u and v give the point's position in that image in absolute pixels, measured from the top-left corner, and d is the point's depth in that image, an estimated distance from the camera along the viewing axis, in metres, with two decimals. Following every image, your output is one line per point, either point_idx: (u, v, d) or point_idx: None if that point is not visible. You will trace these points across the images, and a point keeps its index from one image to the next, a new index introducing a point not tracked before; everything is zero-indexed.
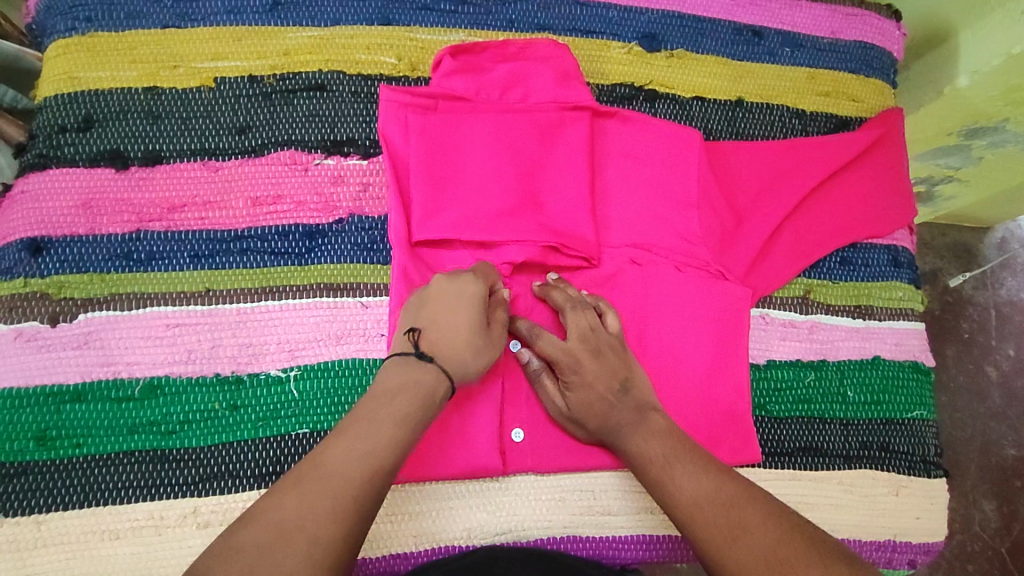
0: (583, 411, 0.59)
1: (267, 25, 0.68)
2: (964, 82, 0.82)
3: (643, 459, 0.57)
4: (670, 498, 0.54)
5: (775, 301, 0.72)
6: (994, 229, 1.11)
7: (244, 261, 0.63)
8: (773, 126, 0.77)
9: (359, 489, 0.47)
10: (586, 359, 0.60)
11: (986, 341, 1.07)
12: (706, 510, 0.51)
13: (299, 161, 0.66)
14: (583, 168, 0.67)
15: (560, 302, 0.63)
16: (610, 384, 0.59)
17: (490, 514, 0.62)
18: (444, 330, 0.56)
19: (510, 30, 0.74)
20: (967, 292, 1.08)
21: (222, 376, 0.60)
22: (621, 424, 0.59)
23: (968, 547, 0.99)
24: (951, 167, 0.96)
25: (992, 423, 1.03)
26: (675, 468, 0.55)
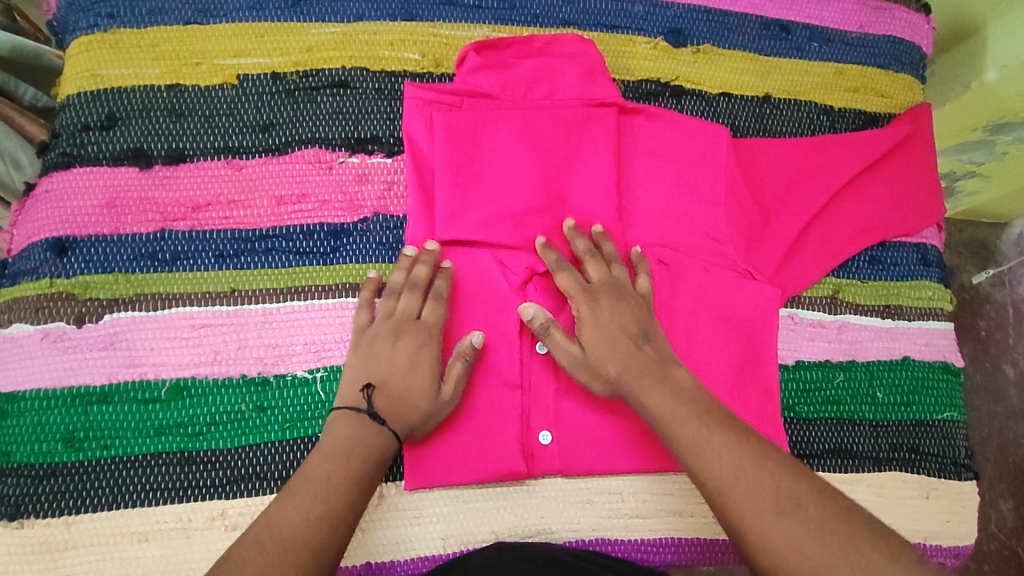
0: (603, 355, 0.59)
1: (289, 21, 0.68)
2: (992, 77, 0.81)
3: (669, 414, 0.55)
4: (701, 467, 0.53)
5: (803, 301, 0.71)
6: (1012, 225, 1.09)
7: (269, 260, 0.62)
8: (801, 123, 0.75)
9: (322, 546, 0.50)
10: (605, 301, 0.61)
11: (1004, 339, 1.06)
12: (745, 483, 0.51)
13: (323, 159, 0.65)
14: (611, 165, 0.66)
15: (582, 252, 0.63)
16: (629, 329, 0.60)
17: (517, 517, 0.61)
18: (398, 386, 0.57)
19: (535, 25, 0.73)
20: (985, 290, 1.07)
21: (248, 378, 0.60)
22: (643, 369, 0.58)
23: (985, 548, 0.99)
24: (974, 163, 0.95)
25: (1010, 423, 1.02)
26: (710, 436, 0.54)
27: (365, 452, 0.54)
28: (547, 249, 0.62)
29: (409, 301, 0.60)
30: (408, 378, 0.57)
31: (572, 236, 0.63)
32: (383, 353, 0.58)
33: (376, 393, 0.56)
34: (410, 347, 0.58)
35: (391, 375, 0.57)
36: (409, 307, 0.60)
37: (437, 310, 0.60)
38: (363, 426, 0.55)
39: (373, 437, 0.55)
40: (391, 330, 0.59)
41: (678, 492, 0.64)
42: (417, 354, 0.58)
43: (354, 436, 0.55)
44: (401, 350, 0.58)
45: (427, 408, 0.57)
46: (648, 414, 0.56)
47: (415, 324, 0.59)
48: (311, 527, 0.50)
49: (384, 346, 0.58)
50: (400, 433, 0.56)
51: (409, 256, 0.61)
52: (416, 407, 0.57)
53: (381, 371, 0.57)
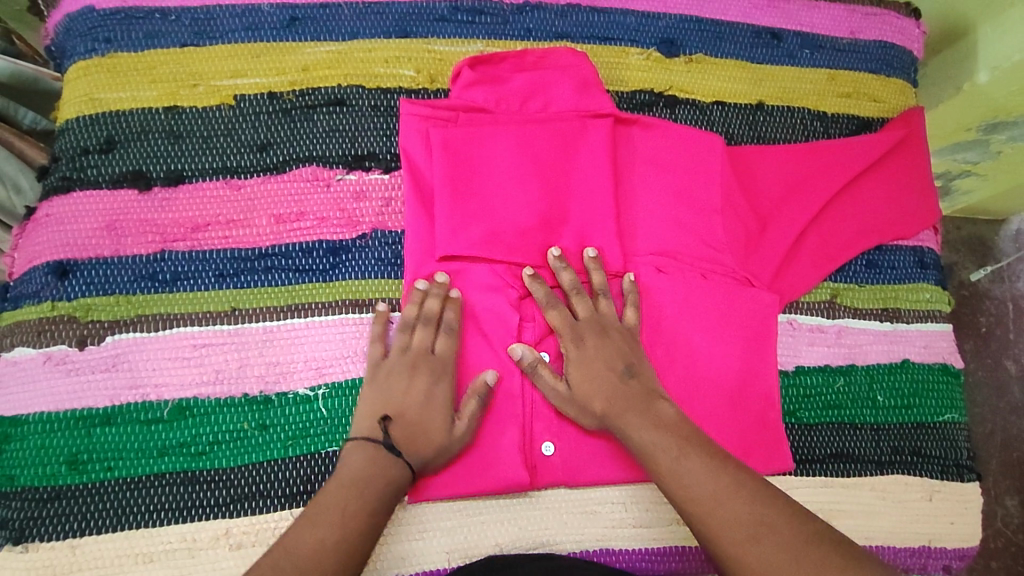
0: (587, 390, 0.60)
1: (284, 41, 0.69)
2: (983, 78, 0.82)
3: (652, 449, 0.56)
4: (680, 493, 0.54)
5: (801, 306, 0.71)
6: (1009, 221, 1.09)
7: (269, 279, 0.63)
8: (794, 129, 0.76)
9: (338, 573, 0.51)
10: (591, 336, 0.61)
11: (1004, 335, 1.06)
12: (719, 505, 0.52)
13: (321, 177, 0.66)
14: (608, 176, 0.67)
15: (567, 285, 0.63)
16: (614, 365, 0.60)
17: (522, 529, 0.61)
18: (415, 419, 0.58)
19: (528, 39, 0.73)
20: (984, 286, 1.08)
21: (250, 397, 0.60)
22: (628, 406, 0.58)
23: (991, 544, 0.99)
24: (969, 163, 0.95)
25: (1012, 418, 1.03)
26: (686, 460, 0.55)
27: (381, 481, 0.55)
28: (535, 283, 0.62)
29: (423, 335, 0.61)
30: (423, 410, 0.58)
31: (557, 266, 0.63)
32: (395, 385, 0.59)
33: (393, 424, 0.57)
34: (425, 379, 0.59)
35: (407, 409, 0.58)
36: (424, 339, 0.61)
37: (450, 345, 0.61)
38: (378, 455, 0.56)
39: (389, 468, 0.56)
40: (406, 365, 0.59)
41: None
42: (433, 388, 0.59)
43: (369, 466, 0.55)
44: (416, 385, 0.59)
45: (441, 441, 0.58)
46: (632, 447, 0.58)
47: (430, 359, 0.60)
48: (329, 550, 0.51)
49: (399, 380, 0.59)
50: (415, 462, 0.57)
51: (419, 290, 0.61)
52: (430, 439, 0.58)
53: (396, 404, 0.58)
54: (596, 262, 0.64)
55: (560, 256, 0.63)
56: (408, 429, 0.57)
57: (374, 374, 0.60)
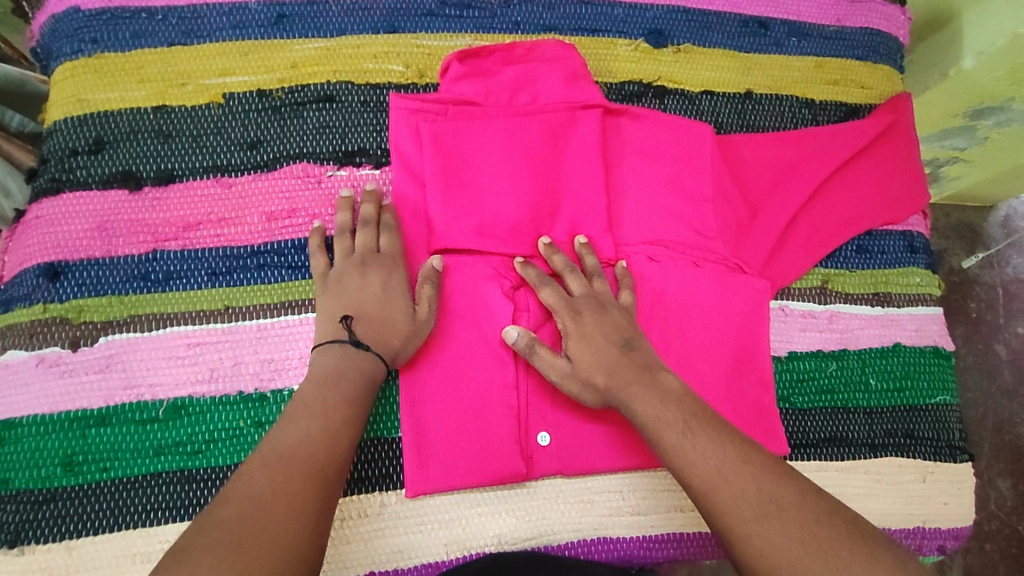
0: (588, 363, 0.59)
1: (272, 38, 0.69)
2: (968, 63, 0.83)
3: (655, 422, 0.56)
4: (687, 469, 0.54)
5: (794, 292, 0.71)
6: (997, 208, 1.11)
7: (262, 276, 0.63)
8: (783, 117, 0.76)
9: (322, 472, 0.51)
10: (589, 310, 0.61)
11: (995, 320, 1.08)
12: (727, 485, 0.52)
13: (312, 173, 0.66)
14: (598, 167, 0.68)
15: (560, 267, 0.63)
16: (615, 338, 0.60)
17: (519, 520, 0.62)
18: (374, 311, 0.59)
19: (516, 32, 0.73)
20: (974, 272, 1.09)
21: (245, 394, 0.60)
22: (629, 376, 0.58)
23: (986, 527, 1.01)
24: (957, 148, 0.98)
25: (1004, 402, 1.04)
26: (696, 437, 0.55)
27: (355, 374, 0.56)
28: (527, 267, 0.63)
29: (365, 237, 0.62)
30: (382, 303, 0.59)
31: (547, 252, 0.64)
32: (349, 287, 0.60)
33: (357, 324, 0.58)
34: (379, 277, 0.60)
35: (366, 305, 0.59)
36: (368, 240, 0.62)
37: (395, 242, 0.62)
38: (346, 353, 0.57)
39: (358, 360, 0.57)
40: (356, 265, 0.60)
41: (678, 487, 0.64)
42: (388, 282, 0.60)
43: (341, 363, 0.57)
44: (370, 281, 0.60)
45: (407, 327, 0.59)
46: (636, 419, 0.58)
47: (379, 257, 0.61)
48: (316, 447, 0.52)
49: (354, 281, 0.60)
50: (385, 353, 0.58)
51: (346, 198, 0.64)
52: (395, 328, 0.59)
53: (354, 302, 0.59)
54: (588, 249, 0.65)
55: (549, 244, 0.64)
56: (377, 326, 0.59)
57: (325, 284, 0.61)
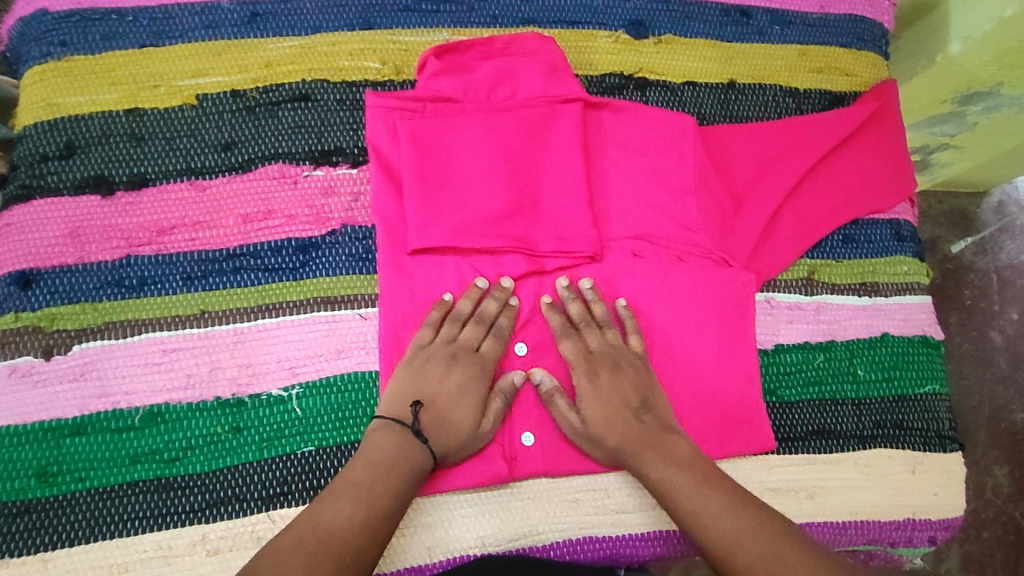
0: (603, 426, 0.60)
1: (246, 38, 0.68)
2: (956, 49, 0.82)
3: (672, 486, 0.57)
4: (707, 533, 0.54)
5: (779, 284, 0.71)
6: (992, 194, 1.15)
7: (237, 279, 0.62)
8: (767, 107, 0.75)
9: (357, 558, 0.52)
10: (605, 371, 0.62)
11: (989, 307, 1.10)
12: (748, 547, 0.52)
13: (288, 174, 0.65)
14: (580, 161, 0.67)
15: (578, 317, 0.64)
16: (629, 401, 0.61)
17: (503, 521, 0.61)
18: (444, 411, 0.59)
19: (494, 26, 0.72)
20: (968, 259, 1.12)
21: (223, 400, 0.60)
22: (643, 443, 0.59)
23: (983, 515, 1.02)
24: (947, 135, 0.98)
25: (1001, 389, 1.06)
26: (709, 499, 0.55)
27: (409, 466, 0.56)
28: (552, 312, 0.64)
29: (471, 332, 0.62)
30: (455, 405, 0.59)
31: (571, 295, 0.64)
32: (432, 376, 0.60)
33: (423, 412, 0.59)
34: (462, 373, 0.60)
35: (438, 398, 0.59)
36: (472, 336, 0.62)
37: (496, 346, 0.62)
38: (404, 441, 0.57)
39: (413, 452, 0.57)
40: (447, 356, 0.61)
41: None
42: (468, 384, 0.60)
43: (398, 450, 0.57)
44: (453, 378, 0.60)
45: (466, 439, 0.59)
46: (651, 483, 0.58)
47: (473, 355, 0.61)
48: (354, 529, 0.52)
49: (438, 369, 0.60)
50: (436, 455, 0.58)
51: (479, 286, 0.63)
52: (456, 434, 0.59)
53: (430, 392, 0.59)
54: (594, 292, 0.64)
55: (570, 285, 0.64)
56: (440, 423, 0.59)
57: (412, 358, 0.60)
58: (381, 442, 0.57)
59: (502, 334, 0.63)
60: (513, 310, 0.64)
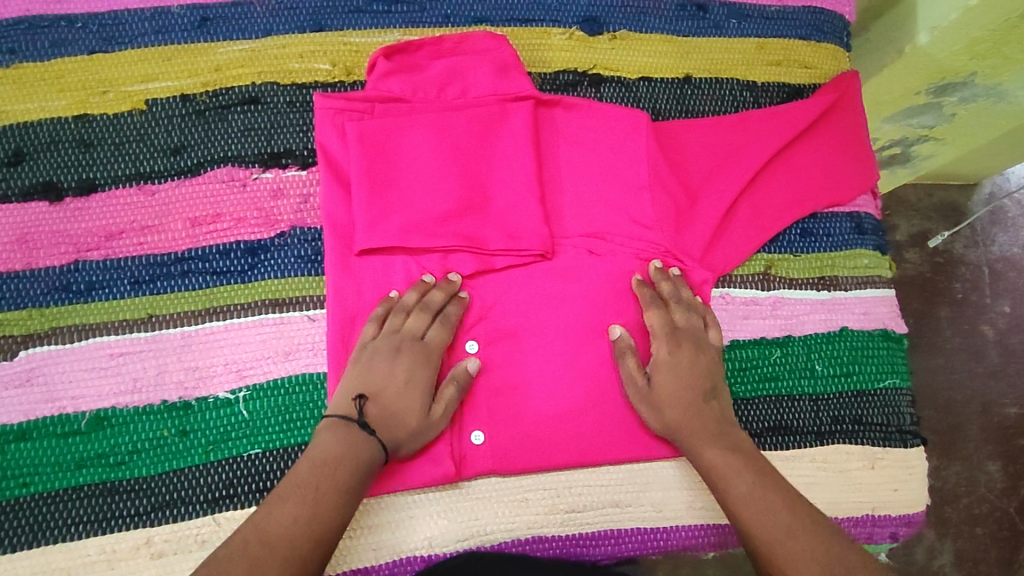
0: (669, 395, 0.62)
1: (196, 42, 0.68)
2: (923, 40, 0.81)
3: (727, 471, 0.58)
4: (751, 523, 0.55)
5: (735, 279, 0.70)
6: (982, 185, 1.22)
7: (187, 283, 0.63)
8: (724, 101, 0.74)
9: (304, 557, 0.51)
10: (686, 346, 0.64)
11: (980, 300, 1.17)
12: (791, 544, 0.53)
13: (236, 177, 0.66)
14: (530, 158, 0.67)
15: (669, 293, 0.65)
16: (702, 383, 0.63)
17: (451, 521, 0.61)
18: (391, 402, 0.59)
19: (446, 25, 0.72)
20: (959, 252, 1.19)
21: (169, 403, 0.60)
22: (701, 419, 0.61)
23: (978, 510, 1.09)
24: (925, 126, 0.99)
25: (992, 382, 1.13)
26: (763, 494, 0.56)
27: (356, 460, 0.55)
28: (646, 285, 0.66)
29: (416, 321, 0.61)
30: (401, 395, 0.59)
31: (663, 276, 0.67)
32: (377, 369, 0.60)
33: (370, 403, 0.58)
34: (408, 363, 0.60)
35: (385, 390, 0.59)
36: (416, 325, 0.61)
37: (442, 334, 0.62)
38: (350, 435, 0.56)
39: (361, 445, 0.56)
40: (393, 346, 0.60)
41: (616, 482, 0.64)
42: (415, 373, 0.60)
43: (345, 447, 0.56)
44: (400, 369, 0.60)
45: (417, 427, 0.59)
46: (701, 464, 0.60)
47: (419, 345, 0.61)
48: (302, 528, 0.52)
49: (382, 362, 0.60)
50: (388, 446, 0.57)
51: (426, 282, 0.63)
52: (406, 423, 0.58)
53: (377, 383, 0.59)
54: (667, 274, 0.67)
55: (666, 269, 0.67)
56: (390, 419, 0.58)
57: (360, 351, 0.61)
58: (326, 438, 0.56)
59: (446, 322, 0.63)
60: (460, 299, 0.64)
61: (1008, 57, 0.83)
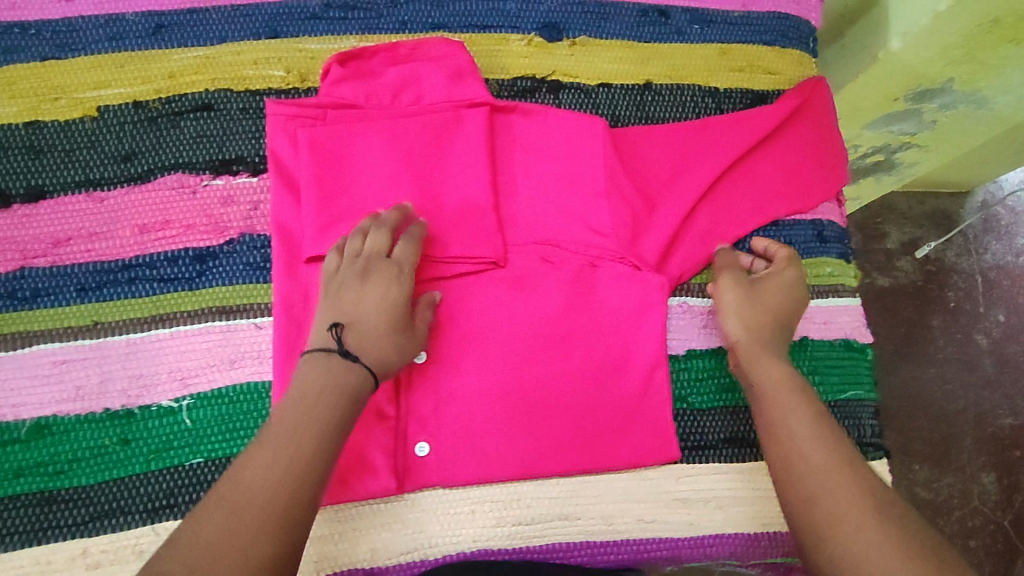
0: (765, 306, 0.63)
1: (150, 49, 0.68)
2: (896, 45, 0.80)
3: (778, 385, 0.58)
4: (796, 445, 0.54)
5: (693, 288, 0.70)
6: (974, 193, 1.22)
7: (133, 290, 0.63)
8: (685, 107, 0.73)
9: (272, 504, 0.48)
10: (799, 289, 0.65)
11: (975, 309, 1.17)
12: (828, 474, 0.51)
13: (187, 184, 0.66)
14: (484, 165, 0.66)
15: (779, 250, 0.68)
16: (790, 322, 0.64)
17: (395, 533, 0.61)
18: (367, 323, 0.58)
19: (403, 32, 0.71)
20: (952, 260, 1.20)
21: (112, 412, 0.61)
22: (765, 324, 0.62)
23: (972, 523, 1.09)
24: (908, 134, 0.97)
25: (986, 393, 1.13)
26: (818, 425, 0.55)
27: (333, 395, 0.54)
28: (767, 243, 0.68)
29: (376, 241, 0.60)
30: (378, 315, 0.58)
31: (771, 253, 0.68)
32: (348, 299, 0.58)
33: (347, 331, 0.57)
34: (377, 291, 0.59)
35: (361, 317, 0.58)
36: (378, 243, 0.60)
37: (410, 251, 0.61)
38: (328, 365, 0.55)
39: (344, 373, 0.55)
40: (359, 271, 0.59)
41: (565, 494, 0.63)
42: (388, 290, 0.59)
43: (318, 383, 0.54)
44: (371, 289, 0.59)
45: (404, 342, 0.58)
46: (760, 374, 0.59)
47: (386, 263, 0.60)
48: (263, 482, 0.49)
49: (352, 288, 0.59)
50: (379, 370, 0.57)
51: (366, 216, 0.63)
52: (390, 340, 0.58)
53: (351, 311, 0.58)
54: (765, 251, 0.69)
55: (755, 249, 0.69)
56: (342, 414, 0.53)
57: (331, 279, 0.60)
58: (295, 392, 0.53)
59: (410, 242, 0.61)
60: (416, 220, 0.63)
61: (986, 63, 0.81)
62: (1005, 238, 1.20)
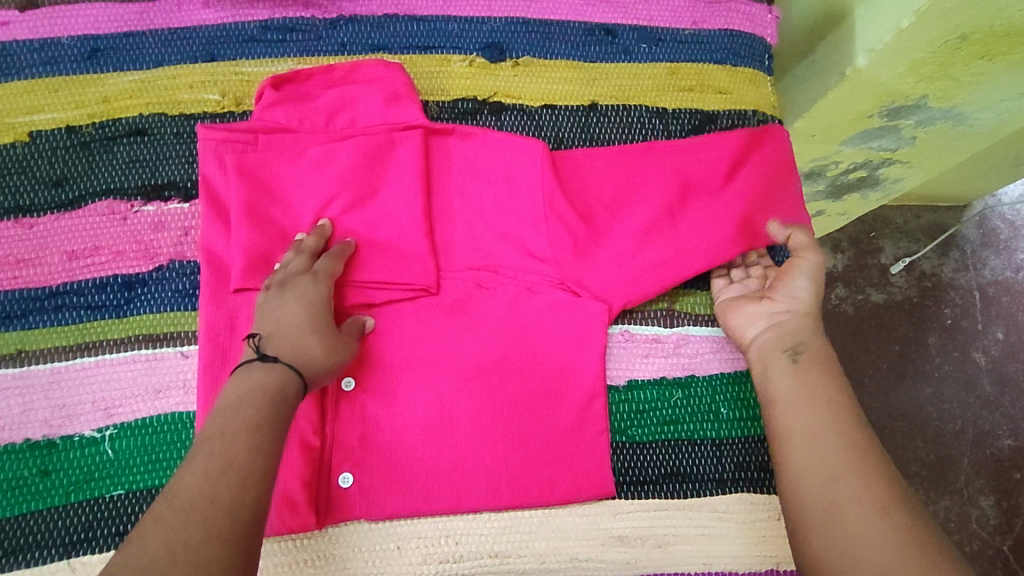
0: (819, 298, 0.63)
1: (85, 73, 0.67)
2: (863, 62, 0.71)
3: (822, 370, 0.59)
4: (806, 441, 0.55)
5: (636, 316, 0.67)
6: (972, 206, 1.20)
7: (60, 317, 0.63)
8: (630, 128, 0.72)
9: (207, 507, 0.45)
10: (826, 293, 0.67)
11: (972, 326, 1.15)
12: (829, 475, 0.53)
13: (117, 210, 0.65)
14: (417, 189, 0.65)
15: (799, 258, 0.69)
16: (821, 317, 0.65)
17: (318, 570, 0.59)
18: (287, 333, 0.56)
19: (342, 54, 0.70)
20: (949, 276, 1.17)
21: (34, 441, 0.60)
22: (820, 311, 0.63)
23: (970, 548, 1.06)
24: (888, 149, 0.89)
25: (985, 414, 1.10)
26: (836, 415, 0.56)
27: (266, 398, 0.52)
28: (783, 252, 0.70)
29: (296, 262, 0.60)
30: (296, 325, 0.56)
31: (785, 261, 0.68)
32: (270, 311, 0.57)
33: (266, 340, 0.55)
34: (297, 295, 0.58)
35: (280, 327, 0.56)
36: (298, 263, 0.60)
37: (331, 264, 0.61)
38: (252, 375, 0.53)
39: (268, 382, 0.53)
40: (278, 284, 0.58)
41: (496, 531, 0.61)
42: (307, 300, 0.58)
43: (248, 390, 0.52)
44: (289, 303, 0.57)
45: (324, 353, 0.56)
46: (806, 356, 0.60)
47: (303, 278, 0.59)
48: (195, 484, 0.46)
49: (272, 304, 0.57)
50: (304, 375, 0.54)
51: (319, 227, 0.63)
52: (310, 349, 0.55)
53: (269, 323, 0.56)
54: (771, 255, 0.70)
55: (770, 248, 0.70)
56: (259, 455, 0.49)
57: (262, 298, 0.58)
58: (232, 397, 0.51)
59: (331, 260, 0.61)
60: (345, 247, 0.63)
61: (959, 79, 0.73)
62: (1004, 254, 1.18)
